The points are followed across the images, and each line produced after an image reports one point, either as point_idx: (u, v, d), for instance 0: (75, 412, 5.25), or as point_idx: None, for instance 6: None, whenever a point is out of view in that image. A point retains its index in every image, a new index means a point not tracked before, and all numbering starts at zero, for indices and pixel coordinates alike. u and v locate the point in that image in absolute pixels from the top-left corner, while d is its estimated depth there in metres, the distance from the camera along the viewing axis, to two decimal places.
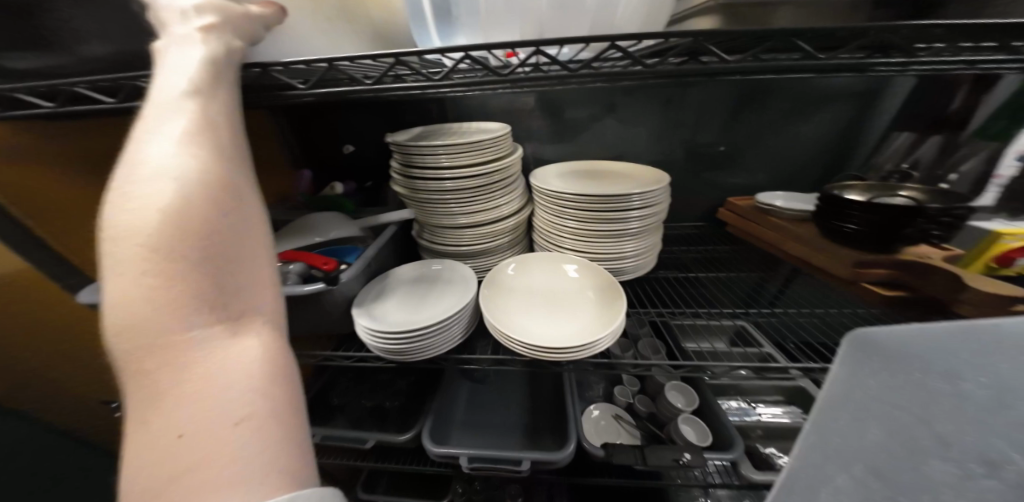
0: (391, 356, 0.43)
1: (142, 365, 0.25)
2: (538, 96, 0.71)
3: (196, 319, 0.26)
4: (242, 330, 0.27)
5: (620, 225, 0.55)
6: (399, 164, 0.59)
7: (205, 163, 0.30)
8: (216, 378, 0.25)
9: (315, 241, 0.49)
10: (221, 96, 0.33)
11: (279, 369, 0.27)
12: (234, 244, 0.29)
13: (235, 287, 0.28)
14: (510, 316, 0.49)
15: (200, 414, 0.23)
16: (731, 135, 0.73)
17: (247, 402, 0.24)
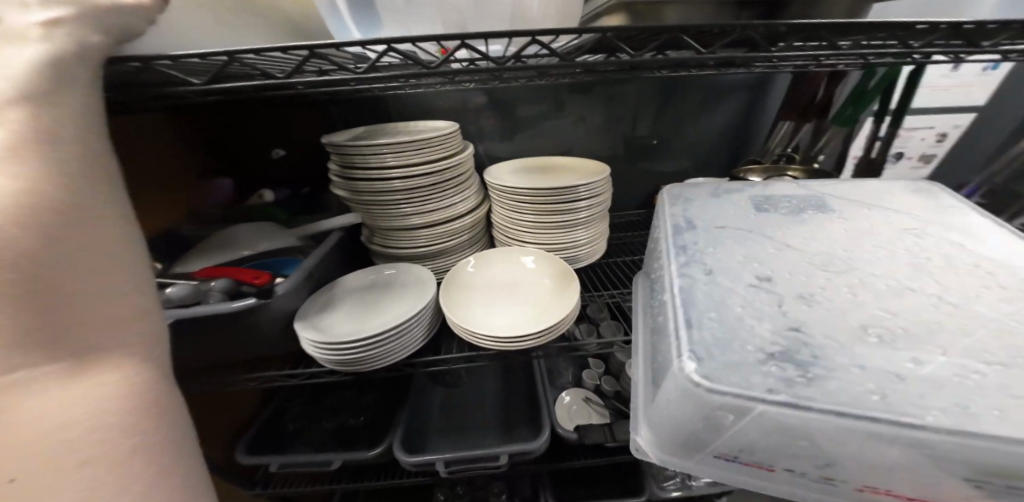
0: (348, 367, 0.41)
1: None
2: (487, 93, 0.70)
3: (26, 365, 0.25)
4: (89, 371, 0.27)
5: (571, 215, 0.56)
6: (339, 165, 0.56)
7: (33, 183, 0.26)
8: (61, 426, 0.25)
9: (244, 254, 0.46)
10: (63, 101, 0.28)
11: (138, 408, 0.28)
12: (73, 279, 0.27)
13: (78, 328, 0.27)
14: (471, 311, 0.48)
15: (43, 461, 0.24)
16: (660, 127, 0.76)
17: (99, 444, 0.26)
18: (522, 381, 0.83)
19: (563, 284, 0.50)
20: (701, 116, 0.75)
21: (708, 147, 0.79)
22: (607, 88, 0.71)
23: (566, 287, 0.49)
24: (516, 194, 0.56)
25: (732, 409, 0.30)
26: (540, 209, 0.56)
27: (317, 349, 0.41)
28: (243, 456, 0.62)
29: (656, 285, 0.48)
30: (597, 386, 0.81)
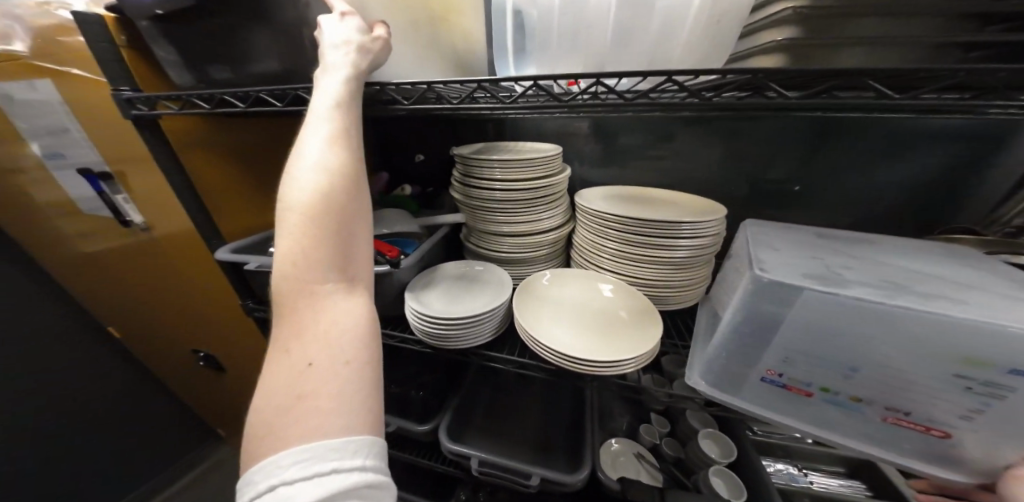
0: (429, 339, 0.49)
1: (297, 306, 0.35)
2: (590, 120, 0.74)
3: (331, 279, 0.36)
4: (356, 294, 0.37)
5: (664, 252, 0.54)
6: (460, 173, 0.66)
7: (342, 163, 0.40)
8: (337, 328, 0.34)
9: (382, 231, 0.62)
10: (355, 110, 0.43)
11: (372, 332, 0.36)
12: (351, 229, 0.39)
13: (350, 262, 0.38)
14: (541, 321, 0.51)
15: (326, 350, 0.33)
16: (808, 173, 0.67)
17: (354, 349, 0.34)
18: (567, 404, 0.82)
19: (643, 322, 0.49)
20: (848, 173, 0.65)
21: (859, 210, 0.66)
22: (731, 129, 0.68)
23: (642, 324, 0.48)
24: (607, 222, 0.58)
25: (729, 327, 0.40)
26: (628, 240, 0.56)
27: (416, 317, 0.49)
28: None
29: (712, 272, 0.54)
30: (654, 444, 0.77)
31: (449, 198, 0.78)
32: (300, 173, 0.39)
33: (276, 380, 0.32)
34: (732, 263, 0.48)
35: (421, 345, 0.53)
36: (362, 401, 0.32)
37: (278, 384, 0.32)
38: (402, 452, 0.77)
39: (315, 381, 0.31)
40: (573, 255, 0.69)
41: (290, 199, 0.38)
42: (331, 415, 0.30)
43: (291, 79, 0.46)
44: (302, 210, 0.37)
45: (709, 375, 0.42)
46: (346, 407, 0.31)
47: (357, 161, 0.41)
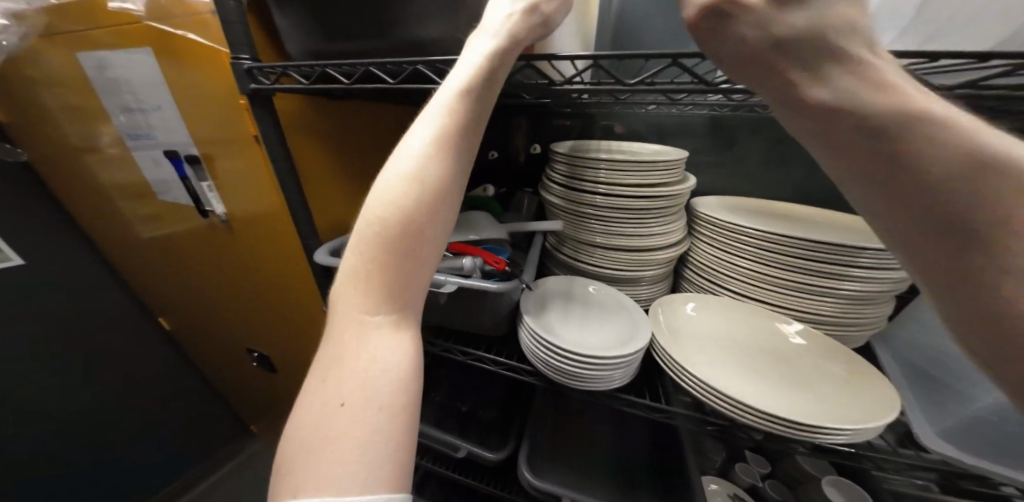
0: (558, 377, 0.41)
1: (341, 334, 0.28)
2: (708, 120, 0.65)
3: (382, 308, 0.29)
4: (405, 330, 0.29)
5: (835, 283, 0.45)
6: (564, 174, 0.55)
7: (436, 172, 0.31)
8: (377, 368, 0.27)
9: (470, 237, 0.54)
10: (481, 102, 0.33)
11: (418, 376, 0.28)
12: (424, 253, 0.30)
13: (409, 290, 0.30)
14: (699, 362, 0.41)
15: (360, 394, 0.25)
16: None
17: (391, 398, 0.26)
18: (643, 435, 0.70)
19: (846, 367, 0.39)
20: None
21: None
22: None
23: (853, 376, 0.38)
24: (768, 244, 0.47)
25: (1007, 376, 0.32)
26: (788, 262, 0.47)
27: (554, 353, 0.40)
28: None
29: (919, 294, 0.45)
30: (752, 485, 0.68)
31: (526, 203, 0.68)
32: (386, 178, 0.31)
33: (301, 419, 0.25)
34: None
35: (535, 378, 0.44)
36: (383, 465, 0.23)
37: (302, 420, 0.25)
38: (467, 478, 0.69)
39: (338, 433, 0.24)
40: (681, 273, 0.59)
41: (369, 208, 0.31)
42: (342, 477, 0.22)
43: (431, 50, 0.38)
44: (377, 225, 0.30)
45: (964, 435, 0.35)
46: (360, 470, 0.23)
47: (455, 171, 0.32)
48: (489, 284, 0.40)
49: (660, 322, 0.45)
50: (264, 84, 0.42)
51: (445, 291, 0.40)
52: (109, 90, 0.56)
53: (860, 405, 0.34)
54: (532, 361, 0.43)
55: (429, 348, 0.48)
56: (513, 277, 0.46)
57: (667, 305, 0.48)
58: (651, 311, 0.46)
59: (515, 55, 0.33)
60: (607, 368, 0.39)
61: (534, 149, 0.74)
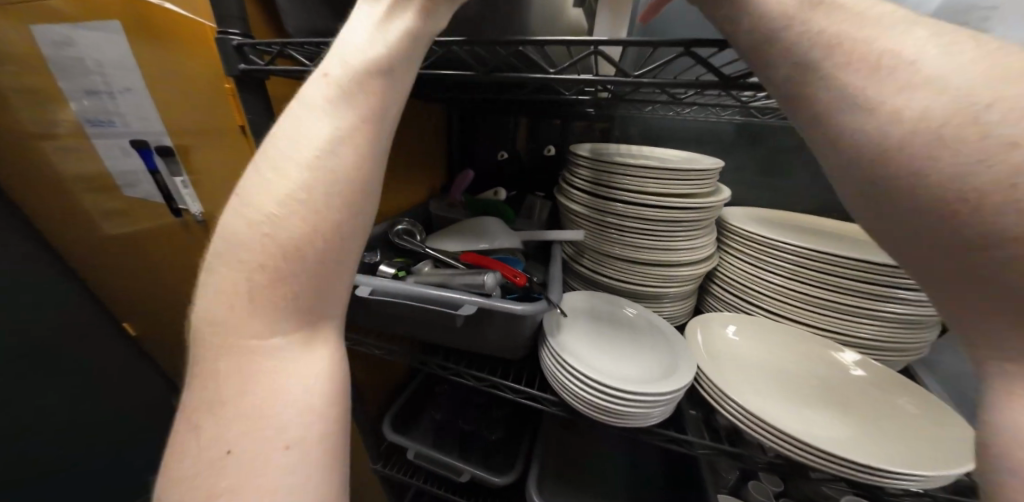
0: (590, 411, 0.36)
1: (220, 367, 0.22)
2: (733, 126, 0.62)
3: (277, 331, 0.23)
4: (313, 349, 0.24)
5: (877, 305, 0.41)
6: (588, 180, 0.51)
7: (337, 168, 0.24)
8: (276, 402, 0.22)
9: (481, 246, 0.49)
10: (400, 72, 0.26)
11: (335, 396, 0.24)
12: (332, 261, 0.24)
13: (311, 305, 0.24)
14: (748, 394, 0.37)
15: (254, 435, 0.21)
16: None
17: (296, 434, 0.21)
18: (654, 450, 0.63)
19: (910, 398, 0.36)
20: None
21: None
22: None
23: (920, 409, 0.34)
24: (809, 261, 0.43)
25: None
26: (832, 284, 0.42)
27: (584, 383, 0.35)
28: (387, 430, 0.62)
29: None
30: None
31: (539, 209, 0.63)
32: (264, 175, 0.24)
33: (180, 468, 0.21)
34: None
35: (559, 409, 0.39)
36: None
37: (183, 472, 0.20)
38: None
39: (228, 486, 0.20)
40: (708, 287, 0.55)
41: (242, 215, 0.24)
42: None
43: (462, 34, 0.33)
44: (258, 236, 0.23)
45: None
46: None
47: (370, 159, 0.25)
48: (514, 306, 0.35)
49: (700, 347, 0.41)
50: (256, 63, 0.36)
51: (463, 313, 0.35)
52: (68, 69, 0.48)
53: (929, 449, 0.30)
54: (558, 391, 0.38)
55: (439, 372, 0.43)
56: (535, 294, 0.41)
57: (705, 329, 0.44)
58: (692, 334, 0.43)
59: (439, 16, 0.27)
60: (648, 403, 0.34)
61: (548, 150, 0.69)
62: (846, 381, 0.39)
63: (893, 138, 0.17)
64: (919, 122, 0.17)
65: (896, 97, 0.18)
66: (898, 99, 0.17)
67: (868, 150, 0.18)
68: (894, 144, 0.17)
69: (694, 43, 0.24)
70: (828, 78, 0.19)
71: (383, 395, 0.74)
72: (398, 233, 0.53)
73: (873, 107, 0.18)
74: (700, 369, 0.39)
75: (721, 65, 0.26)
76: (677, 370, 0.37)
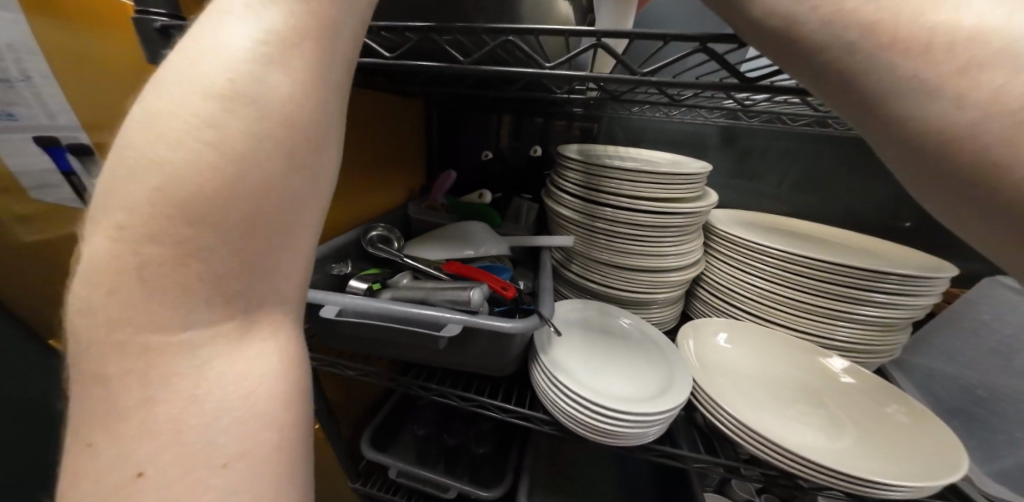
0: (585, 432, 0.34)
1: (107, 370, 0.16)
2: (717, 129, 0.62)
3: (193, 317, 0.16)
4: (253, 340, 0.17)
5: (859, 309, 0.41)
6: (577, 183, 0.49)
7: (268, 94, 0.17)
8: (200, 415, 0.16)
9: (466, 253, 0.46)
10: None
11: (279, 405, 0.17)
12: (279, 218, 0.17)
13: (247, 278, 0.17)
14: (739, 405, 0.36)
15: (171, 458, 0.15)
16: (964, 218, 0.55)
17: (242, 452, 0.15)
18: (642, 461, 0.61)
19: (899, 406, 0.37)
20: None
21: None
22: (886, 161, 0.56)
23: (910, 418, 0.35)
24: (792, 266, 0.43)
25: None
26: (814, 290, 0.42)
27: (577, 403, 0.33)
28: (364, 448, 0.58)
29: (953, 325, 0.44)
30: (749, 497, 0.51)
31: (525, 211, 0.61)
32: (157, 108, 0.17)
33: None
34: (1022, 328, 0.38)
35: (551, 427, 0.37)
36: None
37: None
38: None
39: None
40: (694, 291, 0.55)
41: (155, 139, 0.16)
42: None
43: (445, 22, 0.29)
44: (149, 189, 0.16)
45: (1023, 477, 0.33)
46: None
47: (324, 86, 0.18)
48: (504, 323, 0.33)
49: (691, 355, 0.41)
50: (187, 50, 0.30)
51: (446, 334, 0.32)
52: None
53: (912, 464, 0.30)
54: (551, 410, 0.36)
55: (421, 394, 0.40)
56: (525, 305, 0.39)
57: (697, 336, 0.44)
58: (685, 342, 0.42)
59: None
60: (644, 422, 0.32)
61: (534, 150, 0.66)
62: (836, 389, 0.39)
63: (966, 123, 0.15)
64: (992, 103, 0.15)
65: (958, 79, 0.15)
66: (966, 79, 0.15)
67: (934, 141, 0.16)
68: (964, 132, 0.15)
69: (709, 37, 0.22)
70: (873, 65, 0.17)
71: (360, 411, 0.70)
72: (373, 240, 0.48)
73: (934, 92, 0.16)
74: (696, 382, 0.38)
75: (734, 63, 0.24)
76: (674, 384, 0.35)
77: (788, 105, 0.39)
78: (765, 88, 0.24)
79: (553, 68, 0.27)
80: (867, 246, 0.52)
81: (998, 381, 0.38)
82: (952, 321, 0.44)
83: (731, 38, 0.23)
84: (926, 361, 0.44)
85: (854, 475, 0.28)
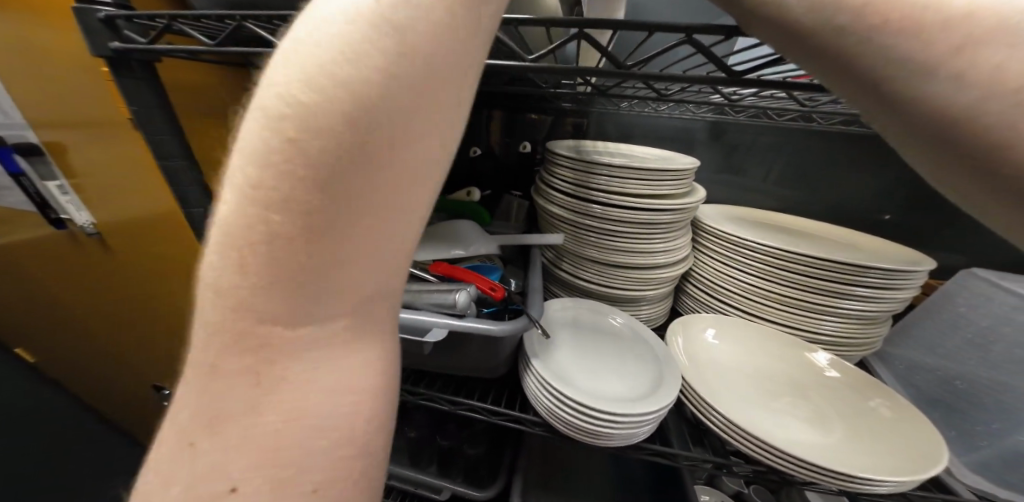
0: (575, 435, 0.33)
1: (219, 365, 0.17)
2: (704, 124, 0.62)
3: (308, 323, 0.17)
4: (359, 351, 0.18)
5: (842, 303, 0.41)
6: (565, 180, 0.48)
7: (378, 91, 0.15)
8: (297, 434, 0.17)
9: (455, 253, 0.45)
10: None
11: (373, 416, 0.18)
12: (377, 240, 0.17)
13: (349, 293, 0.17)
14: (727, 402, 0.36)
15: (265, 473, 0.16)
16: (943, 212, 0.56)
17: (329, 477, 0.17)
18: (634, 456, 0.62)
19: (881, 399, 0.37)
20: None
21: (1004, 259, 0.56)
22: (868, 155, 0.57)
23: (892, 412, 0.36)
24: (778, 261, 0.43)
25: None
26: (800, 285, 0.43)
27: (568, 406, 0.33)
28: None
29: (932, 317, 0.45)
30: (737, 490, 0.53)
31: (515, 209, 0.60)
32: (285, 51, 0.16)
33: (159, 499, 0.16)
34: (997, 319, 0.39)
35: (541, 429, 0.36)
36: None
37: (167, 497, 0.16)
38: None
39: None
40: (684, 287, 0.55)
41: None
42: None
43: None
44: (255, 183, 0.16)
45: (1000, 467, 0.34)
46: None
47: (465, 39, 0.17)
48: (491, 325, 0.32)
49: (680, 353, 0.41)
50: (138, 43, 0.30)
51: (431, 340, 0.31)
52: None
53: (891, 459, 0.30)
54: (542, 414, 0.35)
55: (409, 398, 0.40)
56: (514, 306, 0.39)
57: (685, 333, 0.44)
58: (670, 340, 0.42)
59: None
60: (633, 423, 0.32)
61: (523, 147, 0.65)
62: (821, 384, 0.39)
63: (969, 104, 0.14)
64: (992, 82, 0.14)
65: (955, 58, 0.14)
66: (964, 58, 0.14)
67: (931, 124, 0.15)
68: (965, 112, 0.14)
69: (695, 28, 0.21)
70: (867, 48, 0.16)
71: None
72: None
73: (931, 73, 0.15)
74: (686, 381, 0.37)
75: (722, 57, 0.23)
76: (662, 385, 0.35)
77: (768, 99, 0.39)
78: (754, 83, 0.24)
79: (532, 62, 0.26)
80: (851, 241, 0.52)
81: (978, 372, 0.39)
82: (931, 312, 0.45)
83: (720, 29, 0.22)
84: (907, 353, 0.45)
85: (842, 471, 0.28)
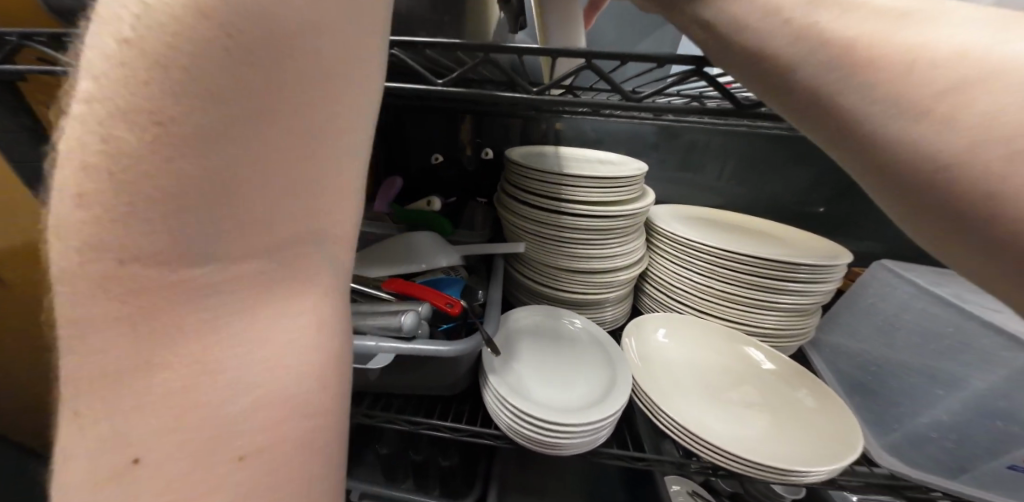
0: (535, 447, 0.34)
1: (99, 313, 0.10)
2: (658, 126, 0.64)
3: (203, 261, 0.11)
4: (278, 296, 0.13)
5: (777, 297, 0.44)
6: (520, 187, 0.48)
7: None
8: (210, 393, 0.12)
9: (413, 269, 0.44)
10: None
11: (302, 365, 0.13)
12: (280, 147, 0.11)
13: (261, 230, 0.11)
14: (677, 402, 0.37)
15: (174, 442, 0.11)
16: (866, 204, 0.62)
17: (259, 444, 0.12)
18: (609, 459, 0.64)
19: (809, 389, 0.40)
20: None
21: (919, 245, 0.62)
22: (806, 152, 0.61)
23: (818, 401, 0.39)
24: (722, 262, 0.45)
25: (975, 403, 0.35)
26: (742, 283, 0.45)
27: (527, 420, 0.33)
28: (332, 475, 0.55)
29: (852, 305, 0.49)
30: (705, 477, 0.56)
31: (479, 217, 0.60)
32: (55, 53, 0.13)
33: None
34: (900, 307, 0.44)
35: (501, 441, 0.37)
36: None
37: None
38: None
39: None
40: (642, 287, 0.55)
41: None
42: None
43: None
44: (137, 66, 0.09)
45: (910, 447, 0.37)
46: None
47: None
48: (440, 345, 0.32)
49: (633, 354, 0.42)
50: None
51: (375, 365, 0.31)
52: None
53: (820, 447, 0.33)
54: (503, 430, 0.35)
55: (368, 421, 0.39)
56: (471, 321, 0.39)
57: (637, 331, 0.45)
58: (624, 342, 0.43)
59: None
60: (585, 432, 0.32)
61: (485, 153, 0.65)
62: (761, 377, 0.42)
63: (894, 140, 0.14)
64: None
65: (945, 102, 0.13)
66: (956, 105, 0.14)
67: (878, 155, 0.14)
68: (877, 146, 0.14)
69: (594, 54, 0.22)
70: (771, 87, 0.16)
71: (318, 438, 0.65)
72: None
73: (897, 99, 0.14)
74: (636, 382, 0.39)
75: (621, 81, 0.23)
76: (615, 387, 0.36)
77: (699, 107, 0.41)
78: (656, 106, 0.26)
79: (446, 86, 0.26)
80: (792, 236, 0.55)
81: (888, 356, 0.43)
82: (848, 296, 0.50)
83: (620, 54, 0.22)
84: (835, 338, 0.49)
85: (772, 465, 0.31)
